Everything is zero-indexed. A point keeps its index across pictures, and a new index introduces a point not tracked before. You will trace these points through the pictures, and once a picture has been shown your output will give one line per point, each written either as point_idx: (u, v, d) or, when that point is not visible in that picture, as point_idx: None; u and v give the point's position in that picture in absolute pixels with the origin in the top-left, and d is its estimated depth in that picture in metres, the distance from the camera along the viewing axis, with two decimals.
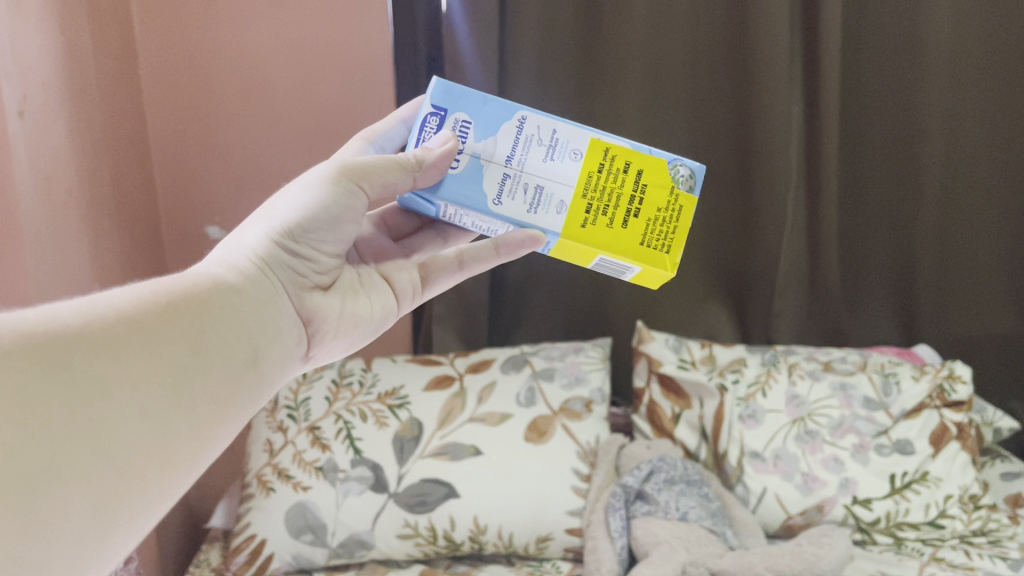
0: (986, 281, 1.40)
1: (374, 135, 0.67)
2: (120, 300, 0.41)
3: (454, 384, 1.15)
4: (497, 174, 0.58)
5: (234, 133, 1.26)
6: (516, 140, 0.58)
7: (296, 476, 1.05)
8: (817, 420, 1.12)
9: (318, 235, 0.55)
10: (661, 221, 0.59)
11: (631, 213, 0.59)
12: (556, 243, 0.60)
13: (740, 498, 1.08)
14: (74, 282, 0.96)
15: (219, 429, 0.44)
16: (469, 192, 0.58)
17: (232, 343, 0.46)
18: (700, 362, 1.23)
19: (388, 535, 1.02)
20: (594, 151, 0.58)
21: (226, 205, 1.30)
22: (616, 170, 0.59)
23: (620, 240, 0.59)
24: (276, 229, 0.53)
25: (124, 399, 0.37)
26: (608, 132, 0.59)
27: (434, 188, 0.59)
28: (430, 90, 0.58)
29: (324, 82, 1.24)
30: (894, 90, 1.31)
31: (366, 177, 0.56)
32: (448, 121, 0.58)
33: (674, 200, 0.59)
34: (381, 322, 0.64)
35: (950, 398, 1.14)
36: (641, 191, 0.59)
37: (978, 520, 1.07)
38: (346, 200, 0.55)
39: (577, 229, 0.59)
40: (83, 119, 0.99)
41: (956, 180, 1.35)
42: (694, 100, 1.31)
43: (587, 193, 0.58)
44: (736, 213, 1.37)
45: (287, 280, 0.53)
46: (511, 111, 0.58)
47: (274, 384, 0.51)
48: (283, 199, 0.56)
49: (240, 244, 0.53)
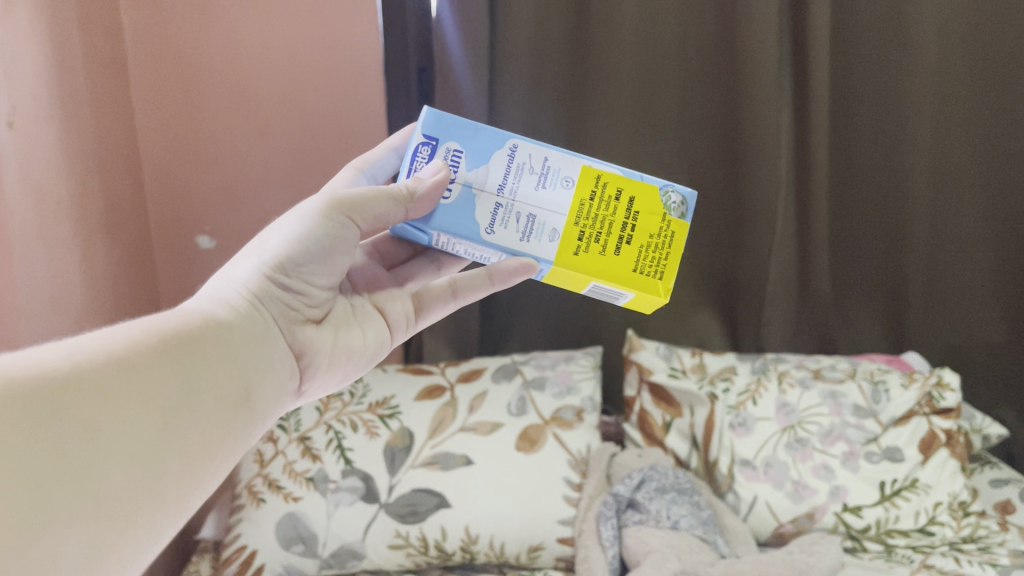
0: (973, 290, 1.41)
1: (364, 164, 0.68)
2: (110, 340, 0.41)
3: (445, 394, 1.15)
4: (489, 204, 0.58)
5: (225, 143, 1.26)
6: (508, 169, 0.58)
7: (286, 486, 1.04)
8: (807, 428, 1.12)
9: (309, 269, 0.56)
10: (653, 248, 0.59)
11: (623, 241, 0.59)
12: (548, 271, 0.60)
13: (731, 506, 1.08)
14: (62, 292, 0.96)
15: (210, 468, 0.45)
16: (461, 222, 0.58)
17: (223, 381, 0.46)
18: (691, 370, 1.23)
19: (379, 546, 1.02)
20: (586, 178, 0.59)
21: (216, 215, 1.30)
22: (608, 197, 0.59)
23: (613, 267, 0.59)
24: (267, 264, 0.54)
25: (114, 443, 0.38)
26: (597, 159, 0.60)
27: (426, 218, 0.59)
28: (421, 120, 0.59)
29: (314, 92, 1.24)
30: (881, 99, 1.32)
31: (357, 210, 0.55)
32: (440, 151, 0.58)
33: (666, 226, 0.60)
34: (374, 354, 0.65)
35: (939, 405, 1.15)
36: (632, 219, 0.59)
37: (968, 527, 1.07)
38: (337, 233, 0.55)
39: (570, 257, 0.59)
40: (73, 129, 0.99)
41: (944, 188, 1.36)
42: (684, 109, 1.31)
43: (579, 220, 0.59)
44: (725, 221, 1.37)
45: (278, 314, 0.54)
46: (502, 140, 0.59)
47: (265, 420, 0.52)
48: (273, 233, 0.56)
49: (230, 277, 0.54)
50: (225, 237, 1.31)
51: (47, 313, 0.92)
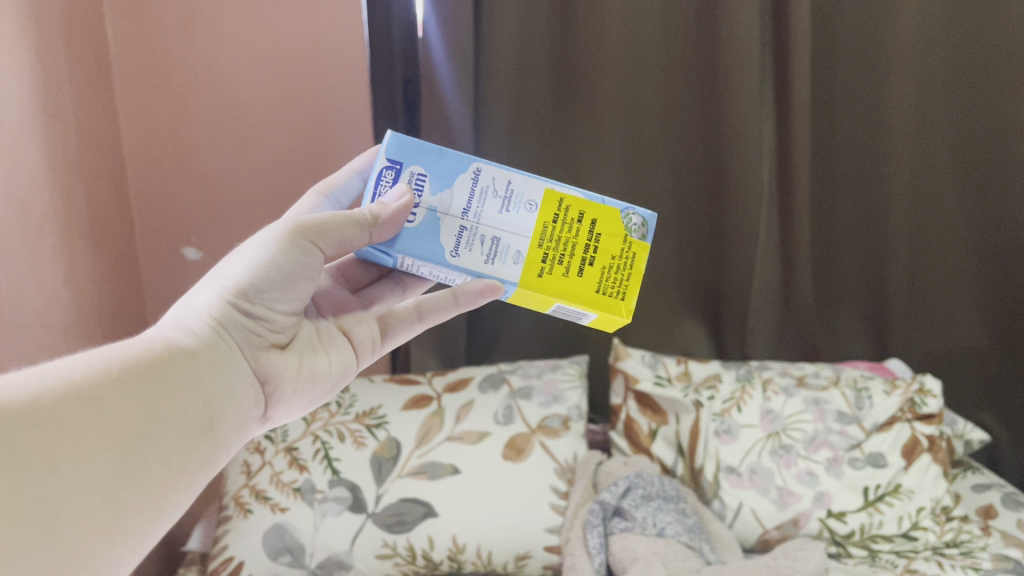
0: (955, 298, 1.43)
1: (329, 189, 0.69)
2: (70, 370, 0.42)
3: (432, 404, 1.16)
4: (453, 227, 0.59)
5: (212, 154, 1.26)
6: (471, 193, 0.59)
7: (273, 497, 1.04)
8: (791, 435, 1.13)
9: (271, 294, 0.56)
10: (615, 269, 0.61)
11: (586, 262, 0.60)
12: (512, 294, 0.61)
13: (717, 514, 1.09)
14: (47, 304, 0.95)
15: (173, 497, 0.45)
16: (425, 245, 0.59)
17: (185, 410, 0.47)
18: (676, 378, 1.24)
19: (366, 556, 1.02)
20: (549, 202, 0.60)
21: (203, 226, 1.30)
22: (571, 220, 0.60)
23: (575, 288, 0.60)
24: (230, 290, 0.54)
25: (72, 475, 0.38)
26: (561, 182, 0.61)
27: (392, 241, 0.59)
28: (385, 144, 0.59)
29: (301, 103, 1.25)
30: (862, 109, 1.34)
31: (321, 235, 0.55)
32: (404, 174, 0.59)
33: (628, 248, 0.61)
34: (340, 378, 0.65)
35: (921, 411, 1.16)
36: (595, 241, 0.61)
37: (950, 532, 1.08)
38: (300, 259, 0.55)
39: (533, 279, 0.60)
40: (59, 142, 0.99)
41: (923, 197, 1.38)
42: (669, 119, 1.33)
43: (543, 243, 0.60)
44: (708, 230, 1.38)
45: (243, 340, 0.55)
46: (466, 163, 0.59)
47: (230, 448, 0.52)
48: (236, 259, 0.56)
49: (192, 305, 0.54)
50: (212, 248, 1.31)
51: (32, 326, 0.91)
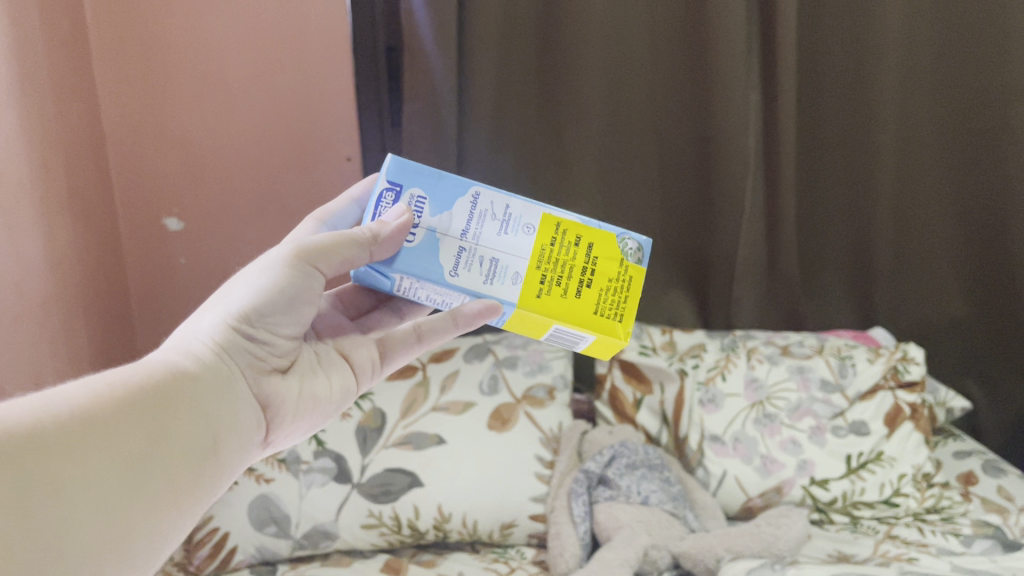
0: (939, 267, 1.43)
1: (325, 215, 0.67)
2: (72, 396, 0.42)
3: (417, 373, 1.14)
4: (453, 248, 0.58)
5: (193, 125, 1.25)
6: (471, 215, 0.58)
7: (258, 468, 1.03)
8: (775, 403, 1.13)
9: (273, 318, 0.55)
10: (613, 291, 0.60)
11: (584, 284, 0.60)
12: (511, 316, 0.60)
13: (701, 481, 1.10)
14: (26, 277, 0.94)
15: (176, 522, 0.45)
16: (425, 264, 0.58)
17: (189, 433, 0.46)
18: (661, 347, 1.22)
19: (352, 525, 1.02)
20: (547, 225, 0.59)
21: (185, 197, 1.28)
22: (567, 243, 0.59)
23: (575, 309, 0.59)
24: (232, 314, 0.54)
25: (72, 500, 0.38)
26: (557, 206, 0.61)
27: (389, 262, 0.58)
28: (385, 167, 0.58)
29: (284, 72, 1.24)
30: (849, 76, 1.33)
31: (322, 257, 0.55)
32: (404, 196, 0.58)
33: (624, 271, 0.61)
34: (341, 401, 0.64)
35: (904, 378, 1.16)
36: (592, 264, 0.60)
37: (931, 498, 1.09)
38: (302, 283, 0.56)
39: (533, 299, 0.59)
40: (35, 114, 0.98)
41: (909, 168, 1.38)
42: (655, 87, 1.32)
43: (542, 263, 0.59)
44: (694, 200, 1.38)
45: (244, 363, 0.54)
46: (466, 187, 0.59)
47: (232, 471, 0.51)
48: (239, 284, 0.56)
49: (195, 329, 0.54)
50: (195, 219, 1.30)
51: (11, 300, 0.90)
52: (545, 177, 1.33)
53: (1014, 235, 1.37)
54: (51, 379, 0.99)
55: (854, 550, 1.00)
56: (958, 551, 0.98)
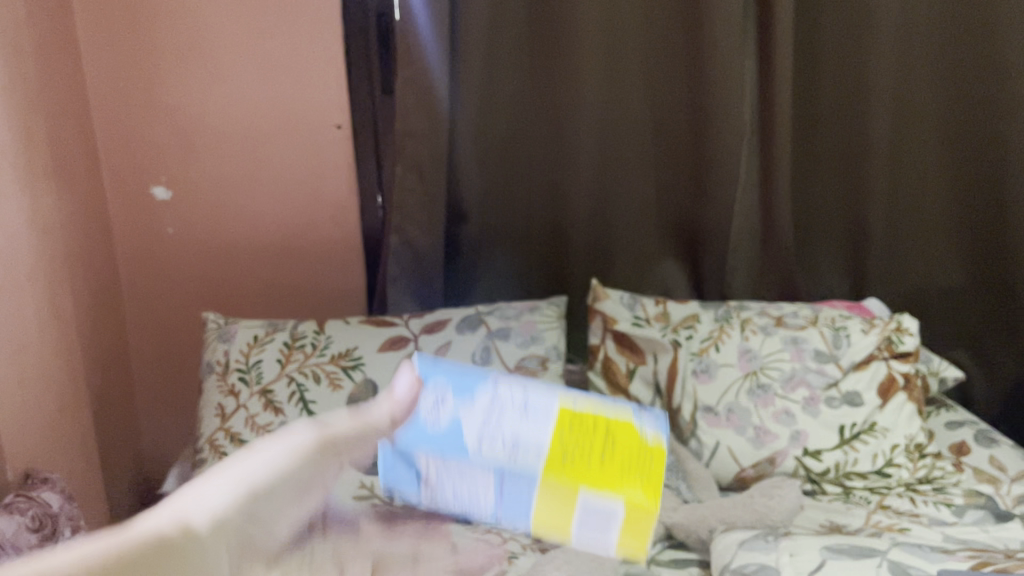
0: (935, 238, 1.42)
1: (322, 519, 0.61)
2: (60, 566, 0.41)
3: (409, 345, 1.13)
4: (475, 432, 0.53)
5: (180, 91, 1.24)
6: (490, 415, 0.54)
7: (248, 439, 1.03)
8: (769, 374, 1.13)
9: (275, 504, 0.52)
10: (637, 464, 0.55)
11: (606, 452, 0.54)
12: (533, 495, 0.53)
13: (694, 452, 1.10)
14: (14, 243, 0.93)
15: None
16: (447, 443, 0.53)
17: None
18: (655, 319, 1.20)
19: (344, 496, 1.02)
20: (564, 414, 0.54)
21: (173, 165, 1.27)
22: (587, 424, 0.55)
23: (601, 474, 0.54)
24: (237, 486, 0.50)
25: None
26: (572, 391, 0.57)
27: (412, 440, 0.54)
28: (406, 371, 0.56)
29: (271, 37, 1.23)
30: (844, 43, 1.32)
31: (335, 449, 0.54)
32: (425, 398, 0.55)
33: (648, 452, 0.56)
34: None
35: (898, 349, 1.15)
36: (613, 437, 0.55)
37: (923, 469, 1.09)
38: (314, 470, 0.54)
39: (559, 466, 0.53)
40: (17, 77, 0.96)
41: (904, 131, 1.37)
42: (649, 54, 1.30)
43: (566, 430, 0.54)
44: (687, 169, 1.36)
45: (237, 539, 0.49)
46: (488, 381, 0.56)
47: None
48: (236, 459, 0.52)
49: (188, 503, 0.48)
50: (182, 188, 1.28)
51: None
52: (535, 139, 1.34)
53: (1011, 189, 1.35)
54: (43, 346, 0.99)
55: (846, 521, 1.00)
56: (950, 521, 0.98)
